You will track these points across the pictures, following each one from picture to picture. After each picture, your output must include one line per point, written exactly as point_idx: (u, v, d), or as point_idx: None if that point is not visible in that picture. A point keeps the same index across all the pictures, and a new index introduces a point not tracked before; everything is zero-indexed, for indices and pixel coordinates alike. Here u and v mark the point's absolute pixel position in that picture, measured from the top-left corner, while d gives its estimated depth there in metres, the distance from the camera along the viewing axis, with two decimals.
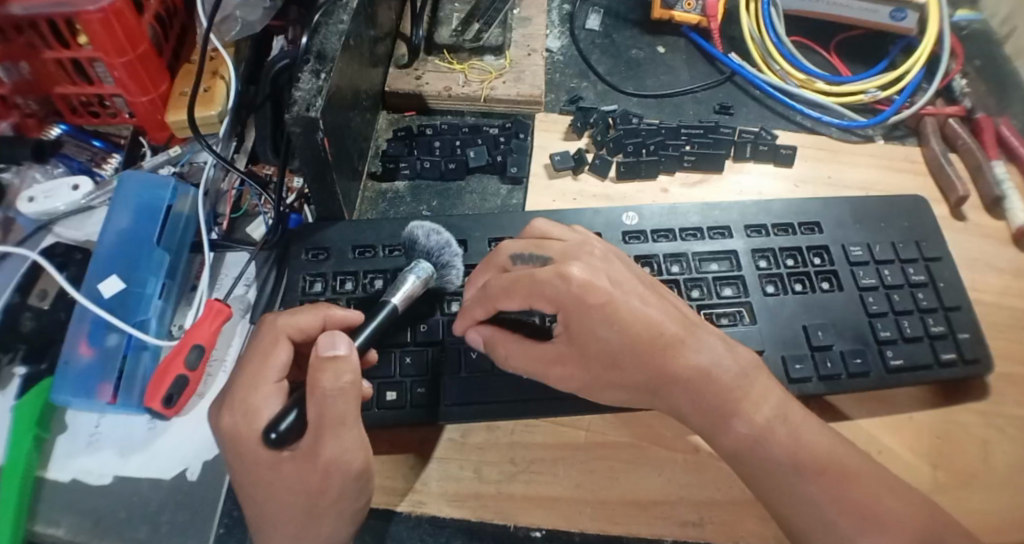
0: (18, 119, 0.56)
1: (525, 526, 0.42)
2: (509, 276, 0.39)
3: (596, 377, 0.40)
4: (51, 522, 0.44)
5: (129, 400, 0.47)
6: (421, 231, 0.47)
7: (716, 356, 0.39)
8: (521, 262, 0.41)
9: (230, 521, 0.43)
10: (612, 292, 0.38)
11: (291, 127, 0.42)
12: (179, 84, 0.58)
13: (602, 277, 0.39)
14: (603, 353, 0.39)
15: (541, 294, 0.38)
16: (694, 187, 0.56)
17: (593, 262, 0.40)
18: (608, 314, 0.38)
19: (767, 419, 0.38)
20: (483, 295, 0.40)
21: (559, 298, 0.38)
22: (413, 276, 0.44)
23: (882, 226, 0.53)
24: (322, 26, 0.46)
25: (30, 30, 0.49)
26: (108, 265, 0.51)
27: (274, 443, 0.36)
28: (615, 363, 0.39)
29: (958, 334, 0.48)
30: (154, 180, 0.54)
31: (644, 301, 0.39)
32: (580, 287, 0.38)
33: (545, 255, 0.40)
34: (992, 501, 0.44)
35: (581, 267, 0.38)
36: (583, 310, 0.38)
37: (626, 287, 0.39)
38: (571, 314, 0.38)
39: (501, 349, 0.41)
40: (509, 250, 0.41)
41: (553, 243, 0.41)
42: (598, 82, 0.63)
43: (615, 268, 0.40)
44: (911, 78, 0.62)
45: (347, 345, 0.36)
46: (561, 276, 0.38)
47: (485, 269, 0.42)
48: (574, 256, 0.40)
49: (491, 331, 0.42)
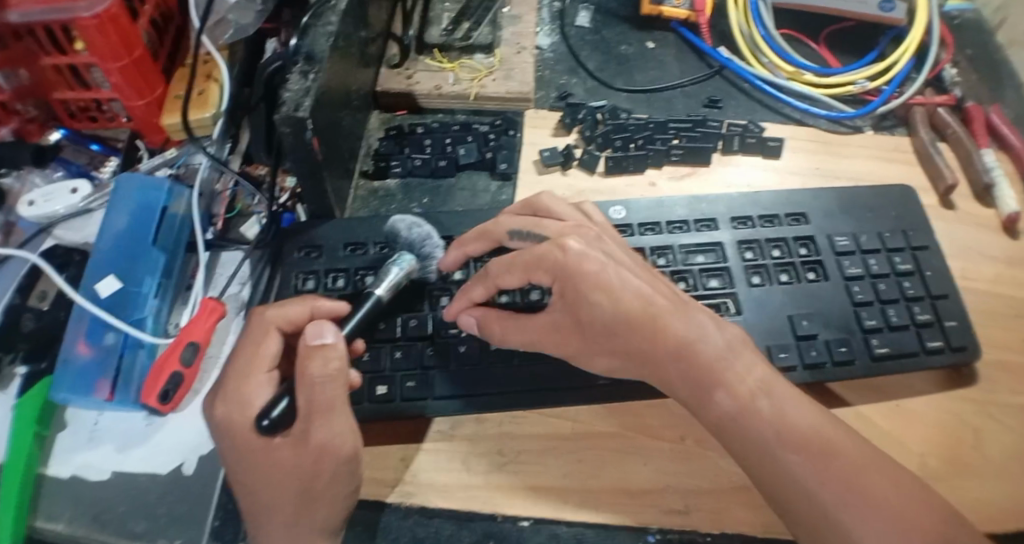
0: (18, 125, 0.58)
1: (513, 516, 0.42)
2: (511, 257, 0.42)
3: (589, 345, 0.41)
4: (51, 518, 0.45)
5: (127, 397, 0.48)
6: (403, 224, 0.48)
7: (702, 331, 0.40)
8: (519, 237, 0.45)
9: (226, 514, 0.44)
10: (605, 264, 0.40)
11: (280, 127, 0.43)
12: (174, 88, 0.59)
13: (597, 250, 0.42)
14: (597, 320, 0.40)
15: (540, 265, 0.41)
16: (681, 180, 0.57)
17: (589, 238, 0.43)
18: (600, 280, 0.40)
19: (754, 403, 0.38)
20: (484, 274, 0.43)
21: (556, 268, 0.41)
22: (396, 268, 0.44)
23: (869, 216, 0.53)
24: (311, 28, 0.47)
25: (30, 37, 0.51)
26: (107, 263, 0.52)
27: (267, 429, 0.37)
28: (609, 332, 0.40)
29: (945, 322, 0.48)
30: (149, 182, 0.55)
31: (636, 274, 0.41)
32: (576, 256, 0.41)
33: (543, 232, 0.44)
34: (979, 486, 0.44)
35: (578, 241, 0.41)
36: (579, 278, 0.40)
37: (619, 261, 0.41)
38: (567, 282, 0.41)
39: (495, 330, 0.43)
40: (508, 226, 0.45)
41: (552, 223, 0.45)
42: (588, 79, 0.63)
43: (607, 245, 0.43)
44: (900, 69, 0.62)
45: (334, 334, 0.37)
46: (560, 248, 0.41)
47: (479, 241, 0.46)
48: (572, 232, 0.43)
49: (484, 313, 0.44)
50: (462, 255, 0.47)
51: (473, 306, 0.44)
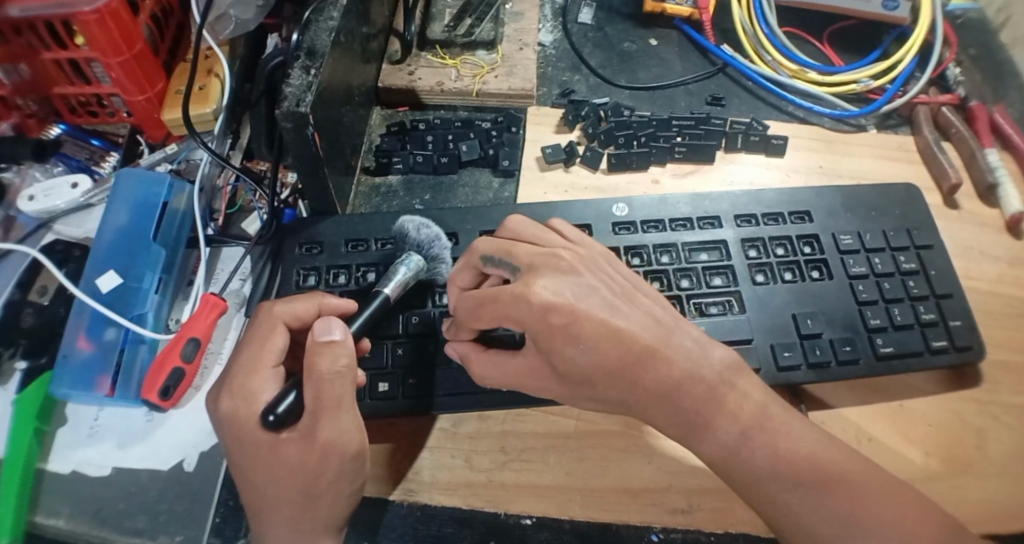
0: (18, 120, 0.58)
1: (516, 514, 0.42)
2: (477, 298, 0.38)
3: (572, 390, 0.40)
4: (51, 514, 0.45)
5: (126, 393, 0.48)
6: (411, 225, 0.47)
7: (690, 368, 0.37)
8: (492, 265, 0.39)
9: (227, 510, 0.44)
10: (576, 309, 0.35)
11: (281, 123, 0.43)
12: (175, 82, 0.58)
13: (567, 293, 0.36)
14: (576, 371, 0.37)
15: (507, 314, 0.37)
16: (685, 177, 0.57)
17: (556, 275, 0.37)
18: (573, 334, 0.36)
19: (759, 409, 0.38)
20: (460, 321, 0.40)
21: (525, 318, 0.36)
22: (403, 268, 0.44)
23: (873, 214, 0.53)
24: (313, 23, 0.47)
25: (28, 32, 0.50)
26: (105, 260, 0.52)
27: (273, 425, 0.37)
28: (589, 382, 0.38)
29: (949, 322, 0.48)
30: (150, 177, 0.55)
31: (612, 312, 0.36)
32: (542, 308, 0.35)
33: (513, 263, 0.38)
34: (982, 487, 0.44)
35: (546, 284, 0.36)
36: (549, 330, 0.36)
37: (592, 299, 0.36)
38: (538, 335, 0.36)
39: (477, 367, 0.42)
40: (481, 249, 0.40)
41: (522, 250, 0.39)
42: (590, 76, 0.63)
43: (580, 280, 0.37)
44: (904, 68, 0.62)
45: (342, 331, 0.37)
46: (524, 296, 0.35)
47: (463, 271, 0.42)
48: (540, 268, 0.37)
49: (468, 347, 0.42)
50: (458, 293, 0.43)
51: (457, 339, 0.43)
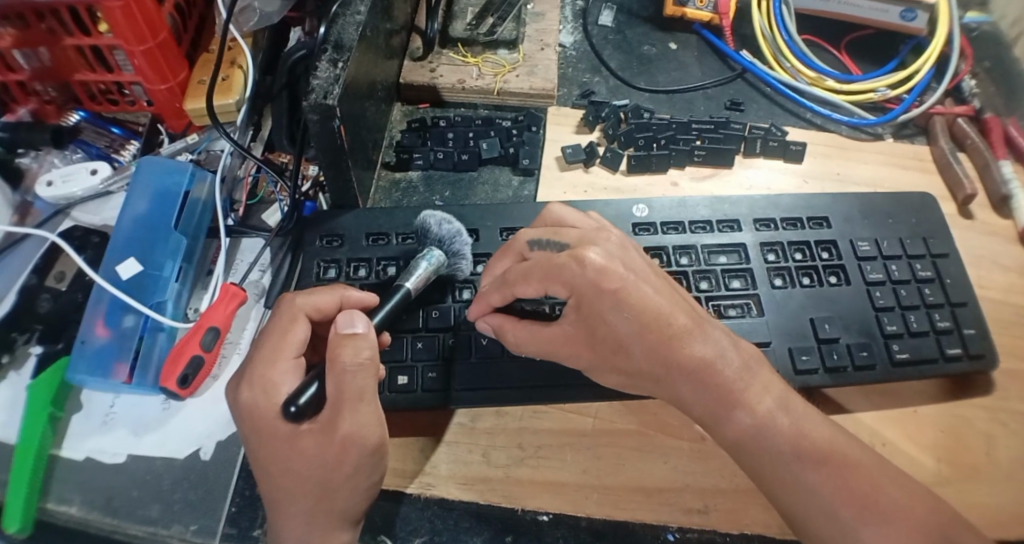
0: (36, 106, 0.59)
1: (532, 510, 0.42)
2: (527, 263, 0.39)
3: (602, 358, 0.40)
4: (63, 501, 0.45)
5: (144, 381, 0.48)
6: (433, 220, 0.47)
7: (719, 348, 0.38)
8: (538, 246, 0.40)
9: (242, 500, 0.44)
10: (626, 278, 0.38)
11: (308, 115, 0.43)
12: (196, 73, 0.59)
13: (618, 263, 0.38)
14: (611, 337, 0.38)
15: (559, 276, 0.38)
16: (703, 180, 0.57)
17: (610, 248, 0.39)
18: (620, 300, 0.37)
19: (775, 411, 0.38)
20: (502, 282, 0.41)
21: (574, 283, 0.38)
22: (424, 263, 0.45)
23: (889, 222, 0.53)
24: (340, 17, 0.47)
25: (51, 17, 0.50)
26: (126, 247, 0.52)
27: (294, 416, 0.37)
28: (622, 349, 0.39)
29: (964, 330, 0.48)
30: (172, 166, 0.55)
31: (655, 289, 0.39)
32: (595, 272, 0.38)
33: (564, 239, 0.40)
34: (993, 493, 0.44)
35: (599, 254, 0.38)
36: (597, 294, 0.37)
37: (639, 274, 0.39)
38: (585, 299, 0.38)
39: (511, 335, 0.42)
40: (527, 236, 0.41)
41: (571, 230, 0.41)
42: (610, 78, 0.63)
43: (630, 256, 0.40)
44: (921, 77, 0.62)
45: (365, 324, 0.38)
46: (577, 261, 0.38)
47: (503, 256, 0.43)
48: (592, 241, 0.40)
49: (501, 319, 0.43)
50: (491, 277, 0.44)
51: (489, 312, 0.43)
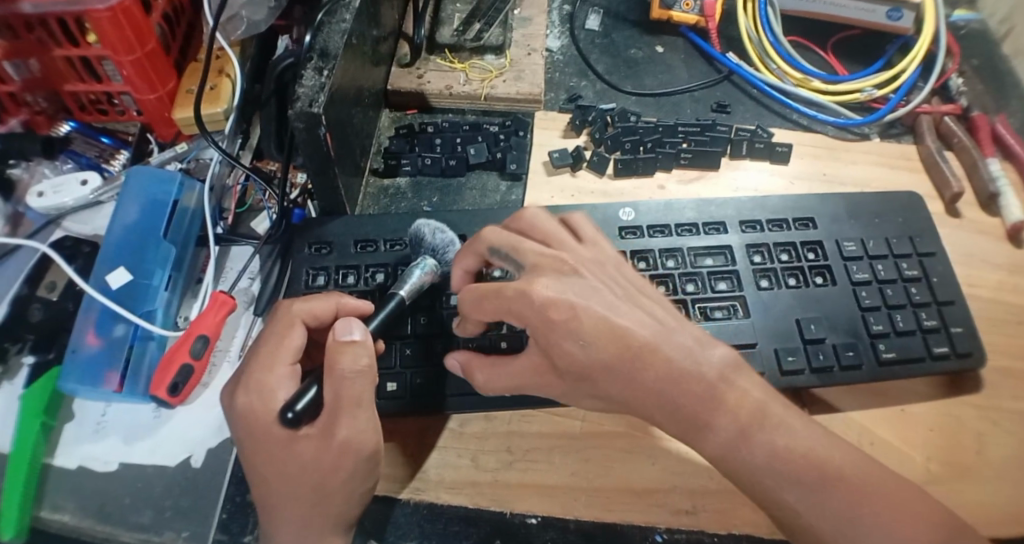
0: (27, 117, 0.58)
1: (521, 513, 0.43)
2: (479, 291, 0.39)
3: (573, 387, 0.40)
4: (57, 508, 0.45)
5: (135, 389, 0.48)
6: (427, 229, 0.48)
7: (689, 360, 0.38)
8: (498, 257, 0.41)
9: (233, 507, 0.44)
10: (577, 306, 0.37)
11: (293, 123, 0.43)
12: (186, 82, 0.59)
13: (568, 292, 0.37)
14: (574, 367, 0.38)
15: (509, 310, 0.38)
16: (690, 183, 0.57)
17: (560, 276, 0.38)
18: (573, 328, 0.37)
19: (752, 420, 0.37)
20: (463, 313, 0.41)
21: (525, 313, 0.37)
22: (418, 270, 0.45)
23: (876, 222, 0.53)
24: (325, 25, 0.47)
25: (40, 28, 0.51)
26: (116, 256, 0.52)
27: (292, 422, 0.37)
28: (587, 378, 0.39)
29: (950, 328, 0.49)
30: (162, 175, 0.56)
31: (613, 310, 0.38)
32: (544, 303, 0.37)
33: (520, 260, 0.40)
34: (983, 491, 0.44)
35: (546, 283, 0.37)
36: (547, 325, 0.37)
37: (594, 299, 0.38)
38: (538, 330, 0.37)
39: (478, 372, 0.42)
40: (490, 239, 0.41)
41: (530, 248, 0.40)
42: (597, 81, 0.64)
43: (582, 280, 0.39)
44: (907, 77, 0.63)
45: (362, 331, 0.38)
46: (525, 292, 0.37)
47: (465, 256, 0.43)
48: (546, 266, 0.39)
49: (469, 358, 0.43)
50: (462, 275, 0.44)
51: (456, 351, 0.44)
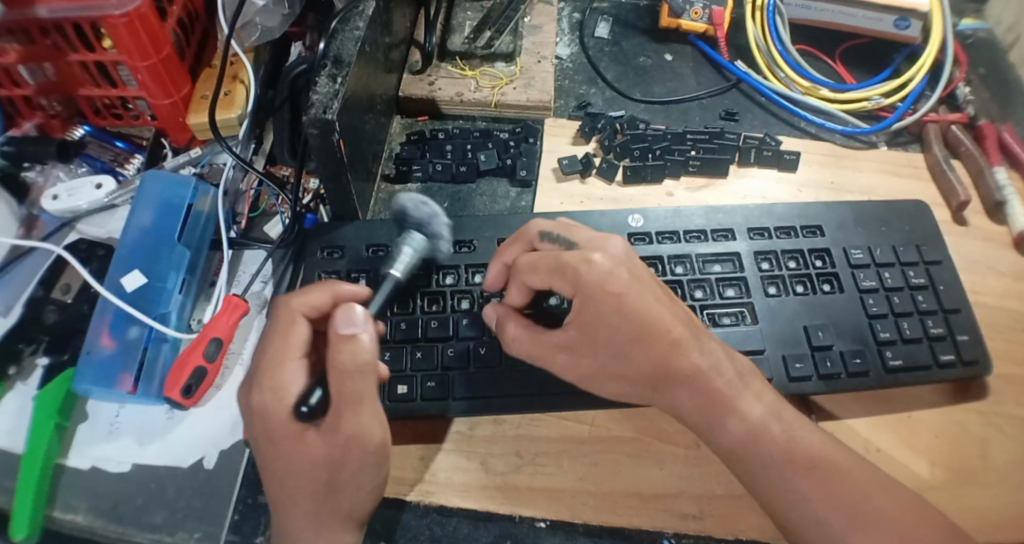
0: (42, 120, 0.60)
1: (530, 517, 0.43)
2: (537, 254, 0.40)
3: (600, 367, 0.40)
4: (69, 508, 0.45)
5: (149, 391, 0.49)
6: (410, 202, 0.45)
7: (715, 358, 0.39)
8: (549, 239, 0.42)
9: (245, 507, 0.45)
10: (630, 285, 0.39)
11: (308, 129, 0.44)
12: (199, 88, 0.60)
13: (624, 269, 0.39)
14: (613, 343, 0.39)
15: (564, 276, 0.39)
16: (698, 191, 0.58)
17: (616, 254, 0.40)
18: (625, 303, 0.38)
19: (767, 419, 0.39)
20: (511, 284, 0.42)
21: (580, 283, 0.39)
22: (408, 248, 0.45)
23: (883, 230, 0.54)
24: (339, 32, 0.48)
25: (56, 33, 0.51)
26: (130, 259, 0.53)
27: (305, 416, 0.38)
28: (625, 355, 0.39)
29: (957, 335, 0.49)
30: (175, 179, 0.56)
31: (658, 299, 0.40)
32: (601, 274, 0.38)
33: (573, 239, 0.41)
34: (988, 498, 0.44)
35: (605, 256, 0.39)
36: (603, 295, 0.38)
37: (642, 283, 0.40)
38: (589, 300, 0.39)
39: (509, 338, 0.42)
40: (539, 227, 0.43)
41: (583, 231, 0.42)
42: (606, 89, 0.64)
43: (632, 263, 0.40)
44: (915, 86, 0.63)
45: (363, 321, 0.38)
46: (586, 262, 0.39)
47: (515, 243, 0.44)
48: (600, 246, 0.41)
49: (503, 321, 0.43)
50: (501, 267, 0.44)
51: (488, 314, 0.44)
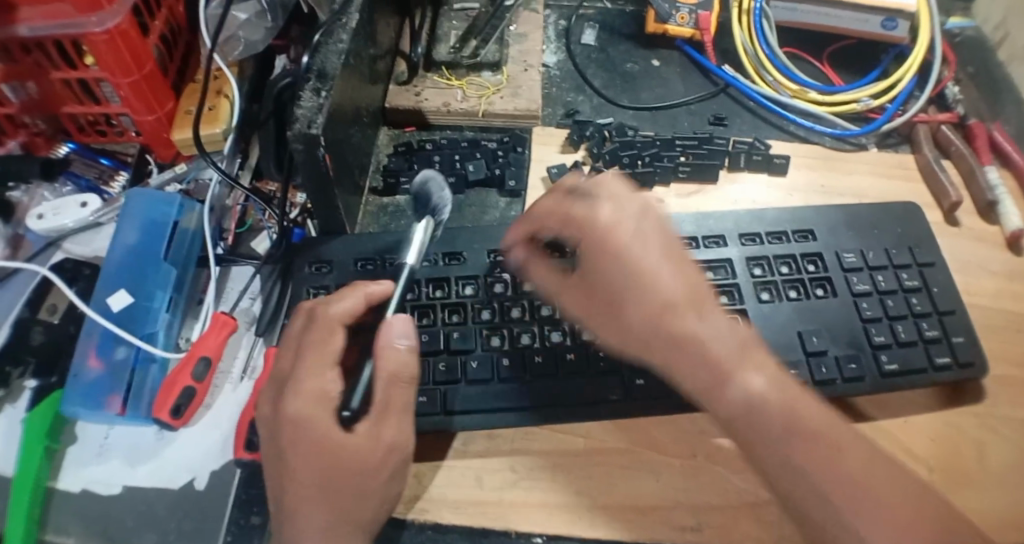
0: (25, 138, 0.59)
1: (525, 532, 0.42)
2: (555, 200, 0.44)
3: (595, 317, 0.43)
4: (61, 531, 0.45)
5: (137, 412, 0.48)
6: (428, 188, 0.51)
7: (716, 330, 0.39)
8: (579, 194, 0.44)
9: (237, 529, 0.44)
10: (630, 238, 0.41)
11: (293, 144, 0.44)
12: (183, 103, 0.60)
13: (627, 221, 0.42)
14: (607, 289, 0.41)
15: (574, 224, 0.43)
16: (689, 197, 0.57)
17: (631, 210, 0.43)
18: (620, 256, 0.41)
19: (767, 393, 0.37)
20: (535, 216, 0.46)
21: (587, 233, 0.42)
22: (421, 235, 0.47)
23: (875, 232, 0.53)
24: (322, 46, 0.48)
25: (37, 51, 0.51)
26: (117, 279, 0.52)
27: (348, 420, 0.39)
28: (616, 304, 0.41)
29: (952, 337, 0.49)
30: (161, 197, 0.56)
31: (660, 260, 0.41)
32: (604, 227, 0.42)
33: (598, 191, 0.44)
34: (988, 502, 0.44)
35: (611, 209, 0.42)
36: (602, 248, 0.42)
37: (648, 237, 0.42)
38: (591, 252, 0.42)
39: (533, 267, 0.46)
40: (572, 183, 0.45)
41: (615, 185, 0.44)
42: (594, 96, 0.64)
43: (647, 221, 0.42)
44: (903, 87, 0.63)
45: (410, 337, 0.39)
46: (594, 217, 0.42)
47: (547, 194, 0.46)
48: (621, 199, 0.43)
49: (528, 256, 0.47)
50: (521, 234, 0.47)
51: (517, 245, 0.47)
